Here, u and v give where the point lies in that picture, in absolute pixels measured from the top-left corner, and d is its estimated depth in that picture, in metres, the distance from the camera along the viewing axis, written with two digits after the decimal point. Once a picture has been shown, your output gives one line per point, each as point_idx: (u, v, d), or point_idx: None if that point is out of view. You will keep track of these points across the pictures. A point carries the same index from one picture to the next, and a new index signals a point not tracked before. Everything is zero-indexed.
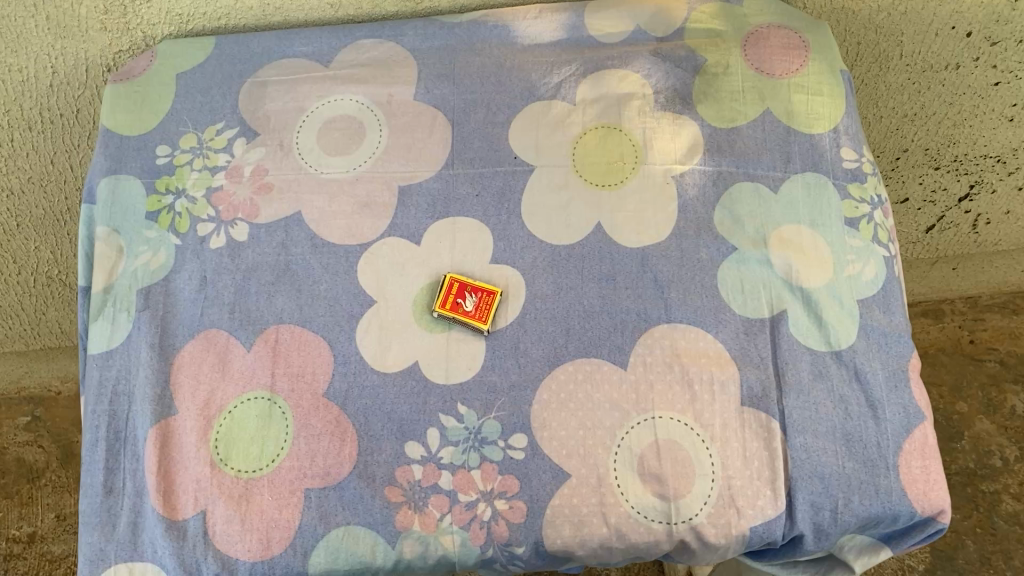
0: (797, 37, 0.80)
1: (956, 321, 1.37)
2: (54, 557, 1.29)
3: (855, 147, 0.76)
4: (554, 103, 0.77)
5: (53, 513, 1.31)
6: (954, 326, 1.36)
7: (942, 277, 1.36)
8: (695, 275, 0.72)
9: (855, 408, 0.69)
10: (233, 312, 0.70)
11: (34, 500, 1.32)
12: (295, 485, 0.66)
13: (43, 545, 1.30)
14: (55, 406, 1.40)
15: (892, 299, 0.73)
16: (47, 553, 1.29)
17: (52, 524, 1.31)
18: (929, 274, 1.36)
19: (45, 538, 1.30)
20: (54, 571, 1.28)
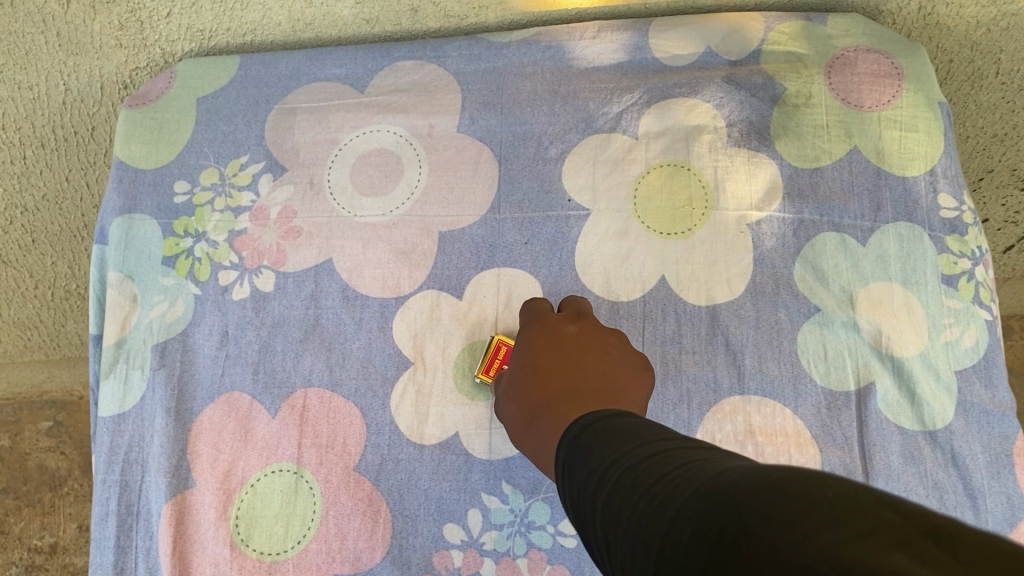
0: (890, 62, 0.70)
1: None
2: (77, 569, 1.19)
3: (954, 193, 0.67)
4: (613, 137, 0.69)
5: (75, 524, 1.20)
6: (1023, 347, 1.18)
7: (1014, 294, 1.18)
8: (771, 339, 0.64)
9: (951, 497, 0.61)
10: (258, 374, 0.64)
11: (55, 509, 1.20)
12: (323, 571, 0.60)
13: (65, 557, 1.19)
14: (78, 412, 1.24)
15: (995, 369, 0.64)
16: (70, 565, 1.19)
17: (74, 535, 1.20)
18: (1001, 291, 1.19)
19: (68, 549, 1.20)
20: None
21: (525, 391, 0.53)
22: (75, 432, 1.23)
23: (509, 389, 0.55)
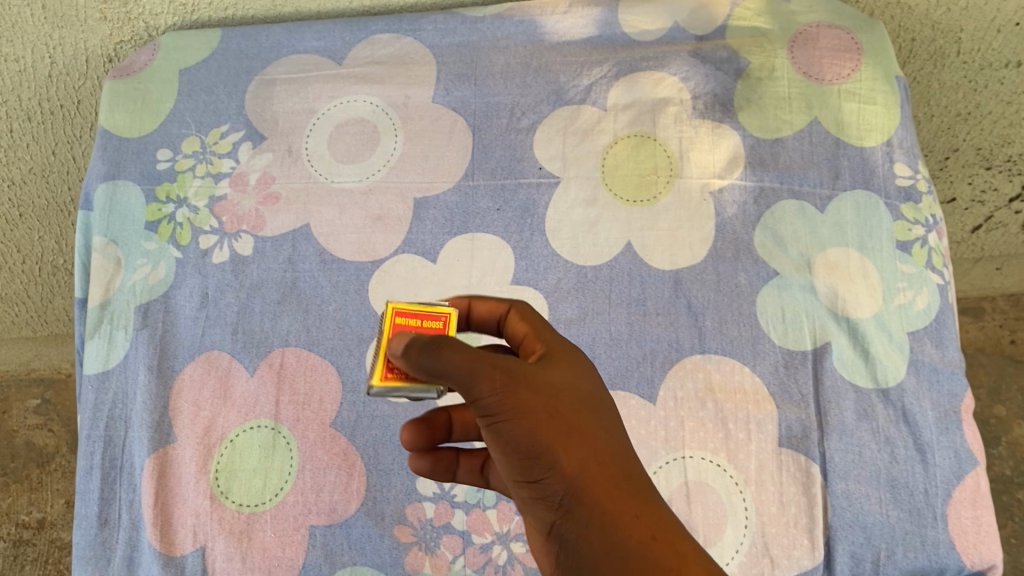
0: (849, 37, 0.73)
1: (996, 319, 1.20)
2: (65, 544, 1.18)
3: (909, 163, 0.70)
4: (583, 108, 0.71)
5: (62, 499, 1.21)
6: (994, 325, 1.20)
7: (984, 275, 1.22)
8: (732, 302, 0.67)
9: (901, 451, 0.63)
10: (237, 333, 0.66)
11: (43, 485, 1.22)
12: (299, 522, 0.62)
13: (53, 532, 1.19)
14: (66, 390, 1.27)
15: (945, 330, 0.67)
16: (57, 540, 1.19)
17: (61, 510, 1.20)
18: (970, 272, 1.23)
19: (55, 524, 1.20)
20: (63, 560, 1.18)
21: (608, 448, 0.45)
22: (62, 410, 1.26)
23: (554, 402, 0.44)
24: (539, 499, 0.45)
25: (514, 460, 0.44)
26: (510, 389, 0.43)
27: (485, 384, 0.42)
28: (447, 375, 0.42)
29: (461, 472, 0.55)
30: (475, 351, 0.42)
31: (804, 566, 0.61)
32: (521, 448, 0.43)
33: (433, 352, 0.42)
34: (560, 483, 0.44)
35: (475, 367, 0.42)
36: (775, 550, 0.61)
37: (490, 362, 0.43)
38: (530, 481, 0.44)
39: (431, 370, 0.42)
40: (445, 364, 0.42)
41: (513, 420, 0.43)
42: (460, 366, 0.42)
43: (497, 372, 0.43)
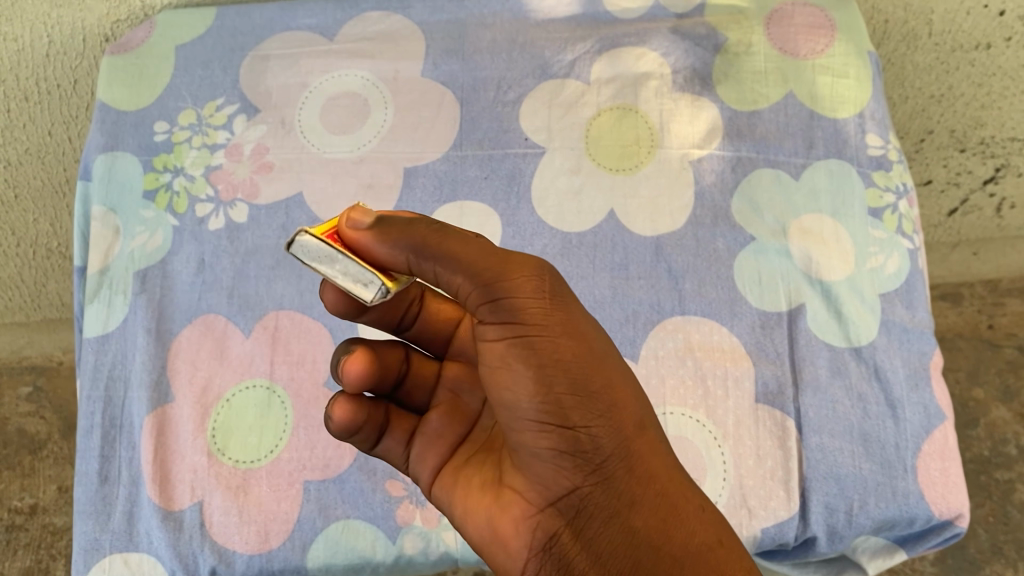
0: (823, 14, 0.76)
1: (974, 305, 1.22)
2: (57, 529, 1.20)
3: (881, 133, 0.73)
4: (567, 82, 0.74)
5: (54, 485, 1.22)
6: (972, 311, 1.21)
7: (962, 261, 1.22)
8: (711, 266, 0.69)
9: (873, 406, 0.66)
10: (232, 297, 0.68)
11: (35, 472, 1.23)
12: (294, 477, 0.64)
13: (45, 518, 1.21)
14: (56, 377, 1.29)
15: (914, 293, 0.70)
16: (49, 525, 1.20)
17: (54, 496, 1.21)
18: (948, 258, 1.23)
19: (47, 510, 1.21)
20: (57, 544, 1.19)
21: (637, 403, 0.48)
22: (54, 398, 1.27)
23: (602, 345, 0.47)
24: (573, 450, 0.46)
25: (563, 399, 0.45)
26: (561, 312, 0.46)
27: (529, 288, 0.45)
28: (425, 258, 0.44)
29: (369, 426, 0.55)
30: (462, 236, 0.46)
31: (780, 516, 0.64)
32: (576, 384, 0.45)
33: (392, 225, 0.44)
34: (606, 433, 0.46)
35: (481, 256, 0.45)
36: (752, 501, 0.64)
37: (528, 265, 0.46)
38: (574, 428, 0.45)
39: (408, 245, 0.44)
40: (419, 238, 0.44)
41: (564, 348, 0.45)
42: (464, 249, 0.45)
43: (543, 283, 0.46)
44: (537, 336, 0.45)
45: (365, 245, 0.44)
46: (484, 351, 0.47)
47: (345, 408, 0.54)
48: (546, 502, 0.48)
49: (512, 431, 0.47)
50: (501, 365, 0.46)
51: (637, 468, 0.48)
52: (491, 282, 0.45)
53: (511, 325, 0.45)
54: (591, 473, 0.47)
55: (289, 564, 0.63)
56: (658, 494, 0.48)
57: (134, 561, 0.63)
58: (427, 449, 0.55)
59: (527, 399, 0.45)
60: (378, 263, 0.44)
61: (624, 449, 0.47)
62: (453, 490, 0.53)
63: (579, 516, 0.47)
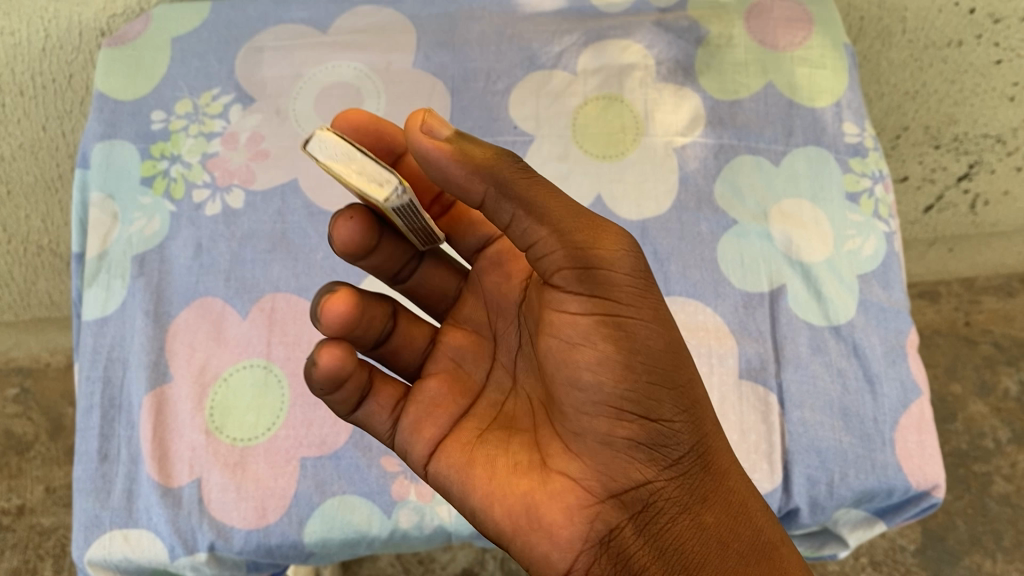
0: (800, 8, 0.78)
1: (952, 302, 1.24)
2: (44, 529, 1.13)
3: (857, 121, 0.76)
4: (554, 72, 0.76)
5: (41, 485, 1.15)
6: (949, 308, 1.23)
7: (938, 258, 1.24)
8: (695, 249, 0.71)
9: (852, 382, 0.68)
10: (229, 280, 0.70)
11: (22, 472, 1.15)
12: (291, 454, 0.65)
13: (32, 518, 1.13)
14: (44, 378, 1.20)
15: (891, 274, 0.72)
16: (37, 525, 1.13)
17: (41, 496, 1.14)
18: (925, 257, 1.25)
19: (34, 511, 1.13)
20: (44, 544, 1.12)
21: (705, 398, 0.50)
22: (42, 399, 1.19)
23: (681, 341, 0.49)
24: (652, 442, 0.47)
25: (651, 388, 0.46)
26: (651, 297, 0.47)
27: (625, 267, 0.45)
28: (504, 194, 0.44)
29: (354, 383, 0.53)
30: (549, 187, 0.45)
31: (764, 488, 0.66)
32: (666, 374, 0.47)
33: (475, 148, 0.44)
34: (686, 426, 0.48)
35: (570, 217, 0.45)
36: None
37: (619, 240, 0.46)
38: (659, 420, 0.47)
39: (484, 175, 0.43)
40: (501, 174, 0.44)
41: (654, 336, 0.47)
42: (553, 204, 0.44)
43: (636, 261, 0.46)
44: (628, 319, 0.46)
45: (424, 148, 0.43)
46: (565, 324, 0.46)
47: (335, 354, 0.51)
48: (609, 493, 0.47)
49: (587, 416, 0.47)
50: (584, 344, 0.46)
51: (710, 467, 0.49)
52: (584, 249, 0.45)
53: (601, 301, 0.45)
54: (667, 468, 0.48)
55: (286, 538, 0.64)
56: (727, 493, 0.50)
57: (133, 537, 0.64)
58: (422, 421, 0.52)
59: (613, 383, 0.46)
60: (442, 168, 0.43)
61: (700, 447, 0.49)
62: (472, 471, 0.49)
63: (647, 509, 0.48)
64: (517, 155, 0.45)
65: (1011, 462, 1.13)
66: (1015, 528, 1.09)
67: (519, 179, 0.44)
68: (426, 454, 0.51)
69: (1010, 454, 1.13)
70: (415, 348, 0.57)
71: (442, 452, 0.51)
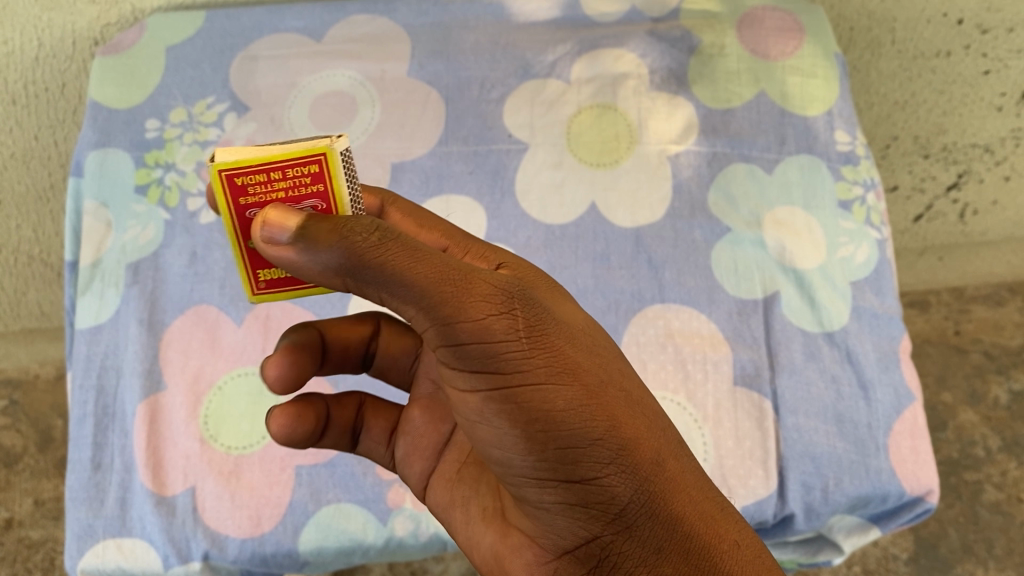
0: (791, 18, 0.79)
1: (942, 311, 1.25)
2: (33, 543, 1.10)
3: (848, 130, 0.77)
4: (548, 81, 0.77)
5: (30, 498, 1.12)
6: (939, 317, 1.25)
7: (928, 267, 1.25)
8: (689, 256, 0.72)
9: (846, 389, 0.69)
10: (224, 288, 0.70)
11: (10, 484, 1.13)
12: (286, 462, 0.65)
13: (21, 531, 1.11)
14: (33, 391, 1.18)
15: (883, 280, 0.73)
16: (25, 538, 1.10)
17: (29, 509, 1.12)
18: (915, 265, 1.26)
19: (22, 524, 1.11)
20: (32, 559, 1.09)
21: (642, 431, 0.42)
22: (30, 410, 1.17)
23: (599, 380, 0.42)
24: (584, 501, 0.41)
25: (562, 453, 0.40)
26: (540, 348, 0.39)
27: (501, 329, 0.38)
28: (362, 279, 0.37)
29: (334, 430, 0.55)
30: (413, 252, 0.37)
31: (759, 494, 0.66)
32: (576, 432, 0.40)
33: (319, 229, 0.37)
34: (618, 479, 0.41)
35: (433, 284, 0.37)
36: (732, 480, 0.66)
37: (494, 302, 0.38)
38: (583, 480, 0.41)
39: (344, 257, 0.37)
40: (352, 260, 0.36)
41: (556, 394, 0.40)
42: (412, 275, 0.37)
43: (516, 320, 0.38)
44: (522, 386, 0.39)
45: (290, 257, 0.38)
46: (461, 400, 0.41)
47: (282, 422, 0.52)
48: (562, 549, 0.44)
49: (513, 483, 0.43)
50: (481, 416, 0.41)
51: (660, 513, 0.42)
52: (452, 322, 0.37)
53: (487, 374, 0.39)
54: (611, 523, 0.42)
55: (281, 547, 0.63)
56: (687, 538, 0.42)
57: (126, 546, 0.64)
58: (412, 454, 0.54)
59: (521, 455, 0.41)
60: (308, 270, 0.38)
61: (642, 494, 0.42)
62: (454, 512, 0.51)
63: (601, 564, 0.43)
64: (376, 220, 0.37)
65: (1002, 470, 1.13)
66: (1007, 535, 1.09)
67: (375, 259, 0.36)
68: (420, 488, 0.54)
69: (1001, 462, 1.14)
70: (400, 366, 0.58)
71: (433, 487, 0.53)
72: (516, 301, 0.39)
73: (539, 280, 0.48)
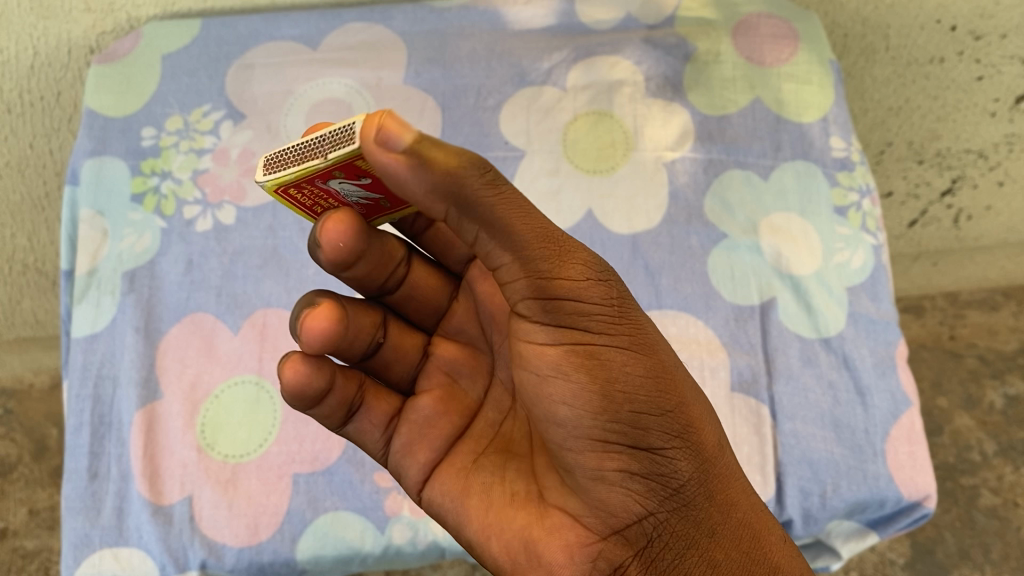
0: (786, 25, 0.79)
1: (936, 317, 1.25)
2: (27, 552, 1.10)
3: (843, 136, 0.77)
4: (544, 88, 0.77)
5: (25, 508, 1.12)
6: (934, 322, 1.25)
7: (923, 273, 1.26)
8: (685, 262, 0.72)
9: (843, 394, 0.69)
10: (221, 296, 0.70)
11: (4, 494, 1.12)
12: (283, 470, 0.65)
13: (15, 541, 1.10)
14: (28, 399, 1.18)
15: (879, 286, 0.73)
16: (20, 548, 1.10)
17: (24, 519, 1.11)
18: (910, 270, 1.26)
19: (17, 534, 1.10)
20: (27, 569, 1.09)
21: (704, 414, 0.46)
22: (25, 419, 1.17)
23: (674, 360, 0.45)
24: (646, 473, 0.44)
25: (635, 418, 0.42)
26: (628, 321, 0.42)
27: (596, 294, 0.40)
28: (468, 212, 0.35)
29: (334, 399, 0.50)
30: (524, 202, 0.36)
31: None
32: (655, 404, 0.42)
33: (438, 154, 0.33)
34: (683, 456, 0.44)
35: (537, 241, 0.37)
36: None
37: (591, 271, 0.40)
38: (649, 450, 0.43)
39: (451, 190, 0.34)
40: (464, 188, 0.34)
41: (636, 363, 0.42)
42: (520, 225, 0.36)
43: (609, 290, 0.41)
44: (606, 347, 0.41)
45: (387, 164, 0.33)
46: (535, 356, 0.42)
47: (298, 369, 0.47)
48: (610, 528, 0.45)
49: (570, 450, 0.44)
50: (555, 374, 0.42)
51: (715, 496, 0.46)
52: (550, 277, 0.38)
53: (570, 331, 0.41)
54: (666, 499, 0.45)
55: (279, 556, 0.63)
56: (737, 525, 0.47)
57: (123, 556, 0.63)
58: (417, 444, 0.51)
59: (592, 415, 0.42)
60: (402, 186, 0.34)
61: (700, 475, 0.45)
62: (468, 500, 0.48)
63: (651, 543, 0.45)
64: (489, 160, 0.34)
65: (999, 474, 1.13)
66: (1003, 540, 1.09)
67: (485, 201, 0.34)
68: (420, 480, 0.50)
69: (998, 467, 1.14)
70: (408, 359, 0.54)
71: (437, 477, 0.50)
72: (609, 273, 0.41)
73: None
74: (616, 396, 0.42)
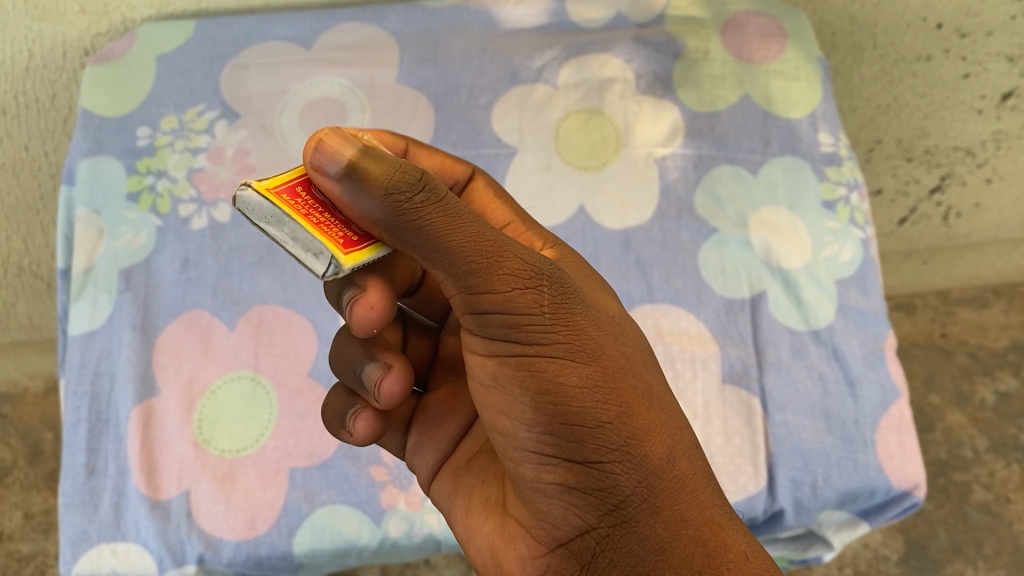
0: (774, 23, 0.80)
1: (928, 314, 1.27)
2: (23, 557, 1.10)
3: (832, 131, 0.78)
4: (536, 86, 0.78)
5: (21, 511, 1.12)
6: (925, 320, 1.26)
7: (913, 272, 1.26)
8: (677, 257, 0.73)
9: (833, 385, 0.69)
10: (216, 293, 0.70)
11: None
12: (280, 465, 0.65)
13: (11, 545, 1.10)
14: (23, 404, 1.18)
15: (868, 278, 0.74)
16: (16, 552, 1.10)
17: (21, 522, 1.11)
18: (901, 268, 1.27)
19: (13, 537, 1.11)
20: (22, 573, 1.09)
21: (651, 420, 0.44)
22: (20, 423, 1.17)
23: (620, 366, 0.43)
24: (584, 486, 0.43)
25: (567, 430, 0.41)
26: (565, 329, 0.41)
27: (526, 302, 0.39)
28: (399, 234, 0.37)
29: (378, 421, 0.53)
30: (452, 218, 0.37)
31: (749, 491, 0.66)
32: (586, 415, 0.41)
33: (367, 171, 0.36)
34: (624, 470, 0.42)
35: (469, 251, 0.38)
36: (723, 477, 0.66)
37: (522, 276, 0.39)
38: (585, 462, 0.42)
39: (385, 209, 0.36)
40: (397, 209, 0.36)
41: (570, 372, 0.41)
42: (451, 239, 0.37)
43: (541, 295, 0.40)
44: (540, 356, 0.41)
45: (332, 189, 0.37)
46: (477, 366, 0.43)
47: (369, 420, 0.50)
48: (556, 541, 0.44)
49: (513, 462, 0.44)
50: (495, 386, 0.43)
51: (663, 512, 0.43)
52: (478, 291, 0.39)
53: (505, 343, 0.41)
54: (607, 513, 0.43)
55: (276, 549, 0.64)
56: (691, 542, 0.43)
57: (121, 551, 0.64)
58: (426, 443, 0.53)
59: (527, 427, 0.42)
60: (345, 205, 0.38)
61: (646, 488, 0.43)
62: (456, 500, 0.51)
63: (596, 560, 0.44)
64: (421, 172, 0.37)
65: (990, 470, 1.14)
66: (995, 535, 1.10)
67: (412, 220, 0.37)
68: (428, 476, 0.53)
69: (989, 463, 1.15)
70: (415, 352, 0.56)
71: (441, 474, 0.52)
72: (547, 277, 0.40)
73: (582, 270, 0.50)
74: (550, 407, 0.41)
